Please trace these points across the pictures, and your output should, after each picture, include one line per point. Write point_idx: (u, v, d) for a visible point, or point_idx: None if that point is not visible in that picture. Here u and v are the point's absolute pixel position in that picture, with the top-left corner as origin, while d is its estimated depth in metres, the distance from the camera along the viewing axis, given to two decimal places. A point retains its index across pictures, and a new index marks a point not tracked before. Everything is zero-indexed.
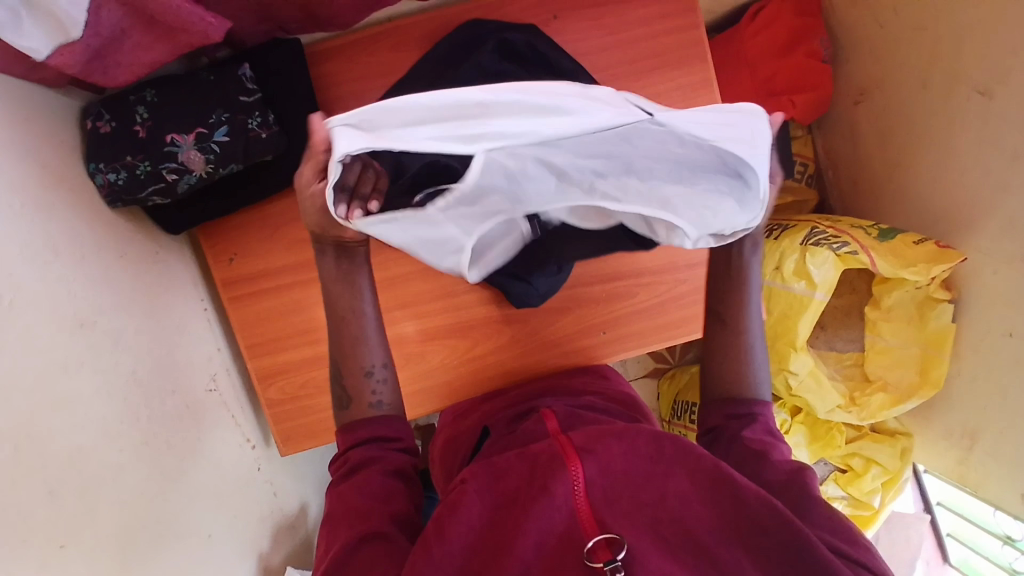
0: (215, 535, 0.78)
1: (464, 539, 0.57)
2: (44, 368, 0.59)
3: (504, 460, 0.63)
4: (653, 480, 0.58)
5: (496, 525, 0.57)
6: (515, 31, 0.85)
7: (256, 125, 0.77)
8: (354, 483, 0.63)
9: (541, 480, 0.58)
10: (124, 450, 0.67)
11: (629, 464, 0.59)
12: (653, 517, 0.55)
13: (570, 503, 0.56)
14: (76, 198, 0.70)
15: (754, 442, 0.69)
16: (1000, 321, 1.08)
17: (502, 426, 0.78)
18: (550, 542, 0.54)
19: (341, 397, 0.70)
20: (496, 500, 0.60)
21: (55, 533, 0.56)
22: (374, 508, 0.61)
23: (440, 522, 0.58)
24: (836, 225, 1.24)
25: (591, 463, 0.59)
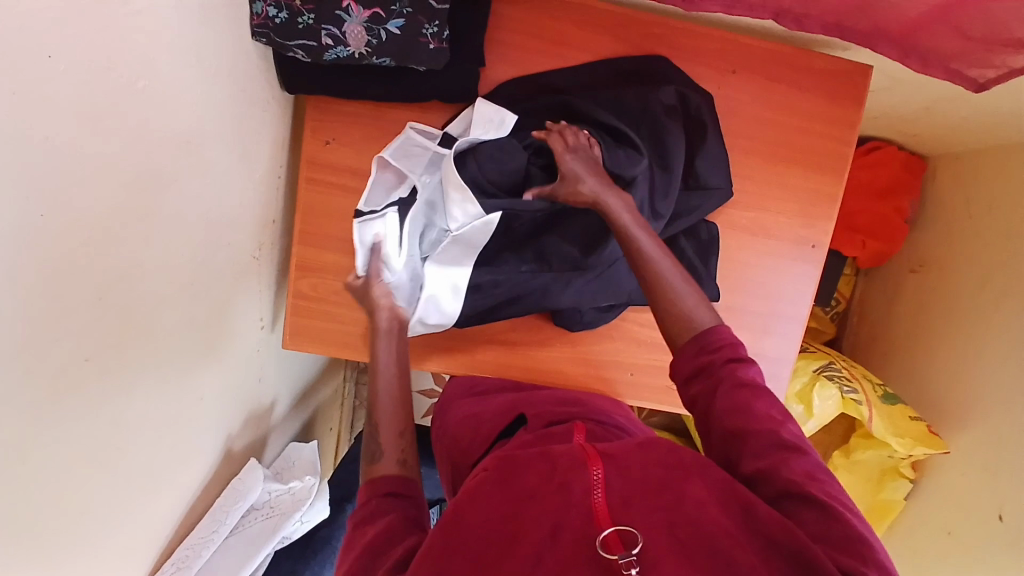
0: (203, 399, 0.74)
1: (478, 525, 0.56)
2: (142, 169, 0.55)
3: (525, 455, 0.63)
4: (670, 486, 0.56)
5: (514, 514, 0.56)
6: (693, 88, 0.86)
7: (429, 33, 0.73)
8: (371, 522, 0.61)
9: (559, 476, 0.58)
10: (170, 282, 0.63)
11: (648, 471, 0.58)
12: (666, 519, 0.53)
13: (588, 501, 0.55)
14: (234, 15, 0.66)
15: (726, 415, 0.62)
16: (943, 520, 1.18)
17: (537, 422, 0.76)
18: (564, 535, 0.53)
19: (371, 452, 0.68)
20: (513, 490, 0.58)
21: (84, 341, 0.52)
22: (386, 544, 0.58)
23: (456, 514, 0.58)
24: (850, 368, 1.29)
25: (612, 469, 0.58)
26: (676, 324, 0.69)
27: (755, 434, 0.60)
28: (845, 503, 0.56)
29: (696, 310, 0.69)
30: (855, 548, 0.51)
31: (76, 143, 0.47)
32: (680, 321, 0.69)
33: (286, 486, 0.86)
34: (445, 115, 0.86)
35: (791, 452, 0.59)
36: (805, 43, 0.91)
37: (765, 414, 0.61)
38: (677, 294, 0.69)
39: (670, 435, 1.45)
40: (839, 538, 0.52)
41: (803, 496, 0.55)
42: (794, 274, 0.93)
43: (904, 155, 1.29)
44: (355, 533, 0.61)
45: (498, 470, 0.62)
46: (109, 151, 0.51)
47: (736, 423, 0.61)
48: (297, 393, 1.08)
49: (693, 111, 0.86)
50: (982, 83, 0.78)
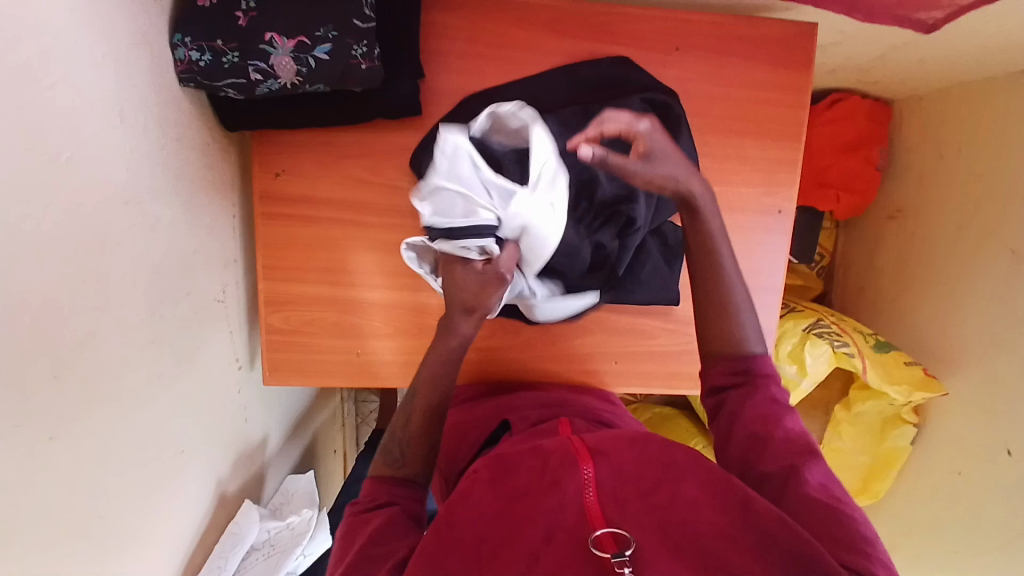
0: (186, 451, 0.74)
1: (472, 531, 0.56)
2: (82, 241, 0.55)
3: (516, 455, 0.63)
4: (664, 484, 0.56)
5: (507, 516, 0.56)
6: (661, 91, 0.84)
7: (360, 54, 0.71)
8: (372, 517, 0.63)
9: (551, 475, 0.58)
10: (132, 345, 0.63)
11: (641, 470, 0.58)
12: (660, 520, 0.53)
13: (581, 501, 0.55)
14: (156, 65, 0.65)
15: (753, 420, 0.64)
16: (950, 461, 1.18)
17: (524, 425, 0.76)
18: (558, 537, 0.52)
19: (393, 455, 0.72)
20: (506, 493, 0.59)
21: (49, 423, 0.52)
22: (385, 537, 0.60)
23: (452, 516, 0.59)
24: (840, 322, 1.29)
25: (603, 466, 0.58)
26: (721, 333, 0.69)
27: (777, 443, 0.61)
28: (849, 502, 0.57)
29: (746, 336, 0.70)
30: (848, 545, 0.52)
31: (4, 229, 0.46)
32: (731, 342, 0.69)
33: (284, 522, 0.86)
34: (392, 131, 0.85)
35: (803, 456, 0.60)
36: (748, 8, 0.89)
37: (794, 430, 0.63)
38: (740, 322, 0.69)
39: (670, 411, 1.46)
40: (832, 536, 0.53)
41: (810, 496, 0.56)
42: (765, 242, 0.92)
43: (869, 102, 1.28)
44: (354, 528, 0.63)
45: (491, 470, 0.63)
46: (40, 231, 0.50)
47: (764, 427, 0.63)
48: (290, 424, 1.09)
49: (668, 114, 0.83)
50: (932, 23, 0.75)
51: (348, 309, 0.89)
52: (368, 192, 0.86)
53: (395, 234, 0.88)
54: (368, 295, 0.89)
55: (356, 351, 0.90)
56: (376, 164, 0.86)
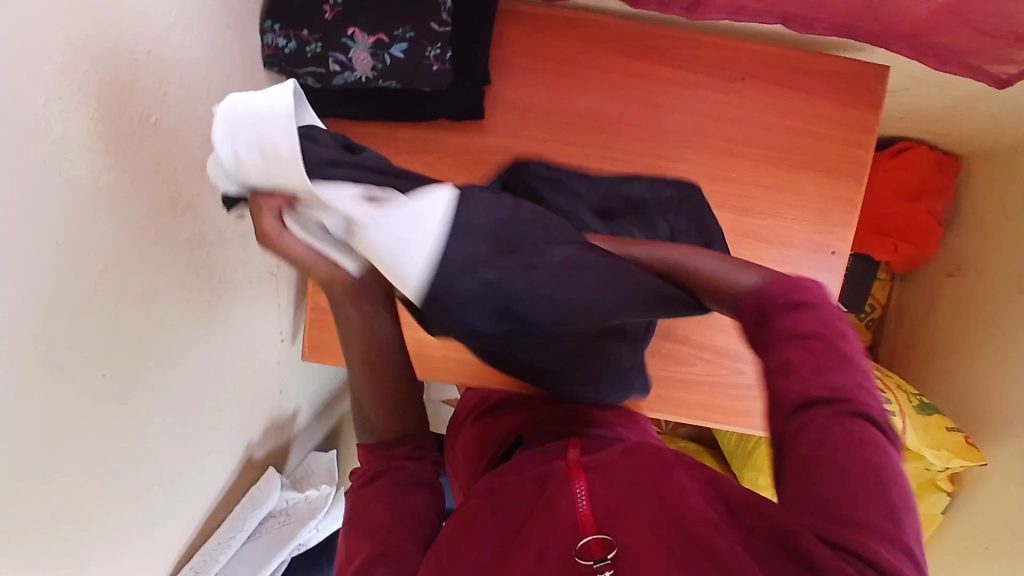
0: (223, 410, 0.78)
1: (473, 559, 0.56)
2: (157, 199, 0.59)
3: (516, 483, 0.62)
4: (654, 487, 0.54)
5: (506, 544, 0.56)
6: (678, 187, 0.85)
7: (432, 56, 0.74)
8: (379, 497, 0.62)
9: (546, 497, 0.58)
10: (187, 303, 0.67)
11: (634, 476, 0.57)
12: (651, 524, 0.51)
13: (574, 513, 0.54)
14: (244, 47, 0.70)
15: (771, 352, 0.45)
16: (981, 535, 1.12)
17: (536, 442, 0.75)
18: (551, 556, 0.52)
19: (366, 421, 0.66)
20: (505, 524, 0.58)
21: (101, 362, 0.56)
22: (395, 522, 0.61)
23: (455, 544, 0.58)
24: (884, 377, 1.24)
25: (596, 480, 0.57)
26: (714, 284, 0.52)
27: (803, 365, 0.44)
28: (880, 445, 0.42)
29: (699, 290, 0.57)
30: (849, 512, 0.40)
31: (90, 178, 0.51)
32: (721, 283, 0.51)
33: (302, 494, 0.91)
34: (454, 132, 0.88)
35: (832, 402, 0.43)
36: (820, 45, 0.89)
37: (826, 364, 0.43)
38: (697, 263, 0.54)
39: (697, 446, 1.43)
40: (834, 497, 0.41)
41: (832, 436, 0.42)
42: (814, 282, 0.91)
43: (935, 152, 1.25)
44: (364, 508, 0.62)
45: (492, 501, 0.62)
46: (120, 186, 0.54)
47: (773, 348, 0.45)
48: (321, 403, 1.12)
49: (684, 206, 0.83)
50: (1003, 78, 0.73)
51: None
52: None
53: None
54: None
55: None
56: (436, 162, 0.89)
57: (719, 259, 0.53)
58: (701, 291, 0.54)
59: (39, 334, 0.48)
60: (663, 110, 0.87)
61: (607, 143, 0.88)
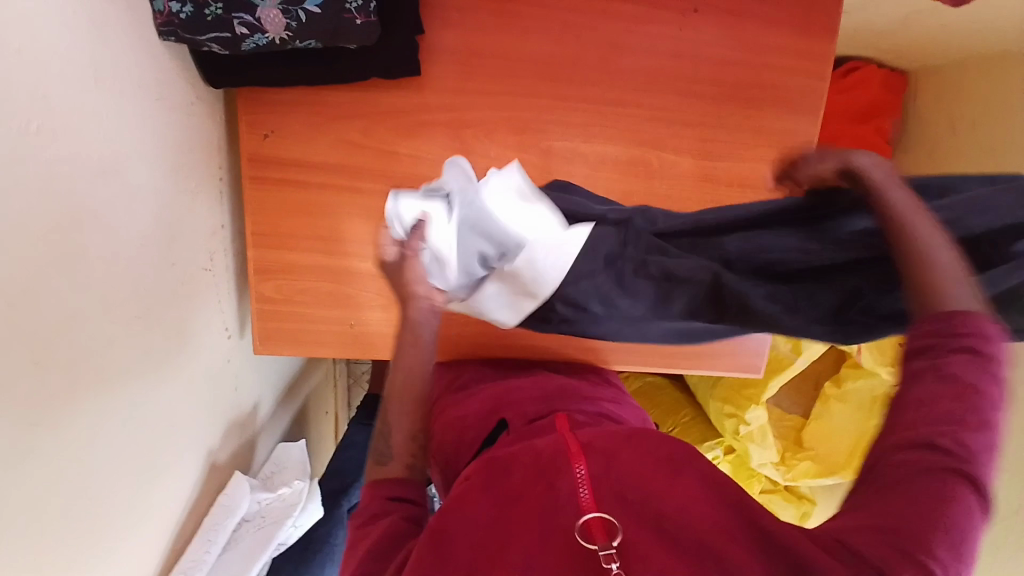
0: (177, 425, 0.73)
1: (466, 535, 0.52)
2: (57, 218, 0.51)
3: (505, 455, 0.60)
4: (659, 478, 0.51)
5: (499, 521, 0.52)
6: None
7: (353, 8, 0.65)
8: (372, 526, 0.57)
9: (546, 475, 0.54)
10: (115, 323, 0.60)
11: (638, 462, 0.53)
12: (653, 512, 0.49)
13: (573, 498, 0.51)
14: (132, 17, 0.59)
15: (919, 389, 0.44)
16: None
17: (520, 422, 0.72)
18: (551, 540, 0.48)
19: (380, 452, 0.64)
20: (496, 496, 0.55)
21: (29, 411, 0.50)
22: (389, 550, 0.54)
23: (443, 521, 0.54)
24: None
25: (598, 461, 0.54)
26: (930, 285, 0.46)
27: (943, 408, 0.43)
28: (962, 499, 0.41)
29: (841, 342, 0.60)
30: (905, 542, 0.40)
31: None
32: (932, 294, 0.46)
33: (275, 493, 0.88)
34: (388, 92, 0.80)
35: (926, 450, 0.42)
36: None
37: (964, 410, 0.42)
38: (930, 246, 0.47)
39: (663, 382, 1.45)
40: (895, 524, 0.41)
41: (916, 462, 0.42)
42: None
43: (884, 71, 1.23)
44: (356, 540, 0.57)
45: (482, 473, 0.59)
46: (10, 208, 0.46)
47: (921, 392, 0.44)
48: (282, 388, 1.07)
49: None
50: None
51: (341, 279, 0.86)
52: (363, 157, 0.82)
53: (392, 202, 0.84)
54: (363, 266, 0.86)
55: (351, 321, 0.88)
56: (372, 127, 0.81)
57: (954, 252, 0.46)
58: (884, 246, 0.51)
59: None
60: (614, 52, 0.81)
61: (557, 92, 0.82)
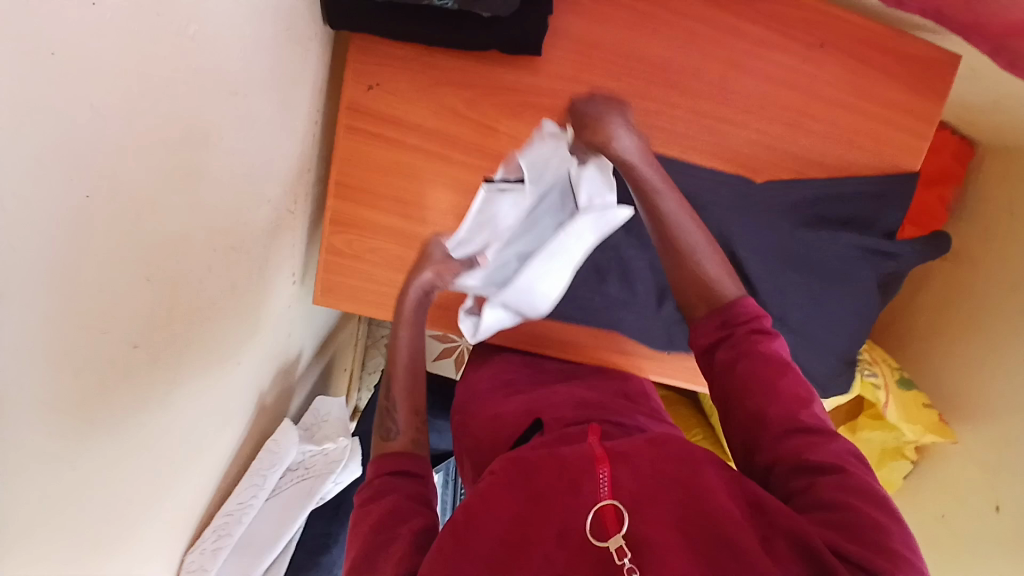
0: (241, 363, 0.72)
1: (493, 534, 0.48)
2: (190, 134, 0.49)
3: (534, 454, 0.54)
4: (679, 482, 0.48)
5: (526, 518, 0.48)
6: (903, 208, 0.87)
7: None
8: (376, 505, 0.59)
9: (571, 474, 0.50)
10: (218, 250, 0.59)
11: (659, 466, 0.49)
12: (673, 517, 0.45)
13: (596, 500, 0.47)
14: None
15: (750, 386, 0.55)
16: (938, 504, 1.23)
17: (555, 425, 0.65)
18: (572, 537, 0.45)
19: (387, 429, 0.72)
20: (525, 494, 0.50)
21: (134, 330, 0.48)
22: (392, 527, 0.55)
23: (473, 511, 0.50)
24: (873, 350, 1.28)
25: (623, 467, 0.50)
26: (694, 286, 0.65)
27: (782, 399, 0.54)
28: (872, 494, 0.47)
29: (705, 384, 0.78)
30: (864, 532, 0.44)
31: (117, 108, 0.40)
32: (706, 298, 0.64)
33: (319, 447, 0.85)
34: (502, 67, 0.79)
35: (816, 437, 0.51)
36: (898, 19, 0.83)
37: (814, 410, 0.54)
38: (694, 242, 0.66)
39: (681, 398, 1.46)
40: (836, 517, 0.45)
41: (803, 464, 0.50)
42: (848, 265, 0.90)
43: (955, 138, 1.24)
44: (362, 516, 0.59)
45: (508, 469, 0.53)
46: (155, 115, 0.44)
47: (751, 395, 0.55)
48: (319, 342, 1.05)
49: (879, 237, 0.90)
50: None
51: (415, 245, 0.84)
52: (463, 128, 0.80)
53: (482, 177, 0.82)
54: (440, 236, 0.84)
55: None
56: (477, 100, 0.80)
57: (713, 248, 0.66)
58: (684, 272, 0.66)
59: (64, 308, 0.40)
60: (732, 70, 0.80)
61: (667, 98, 0.81)
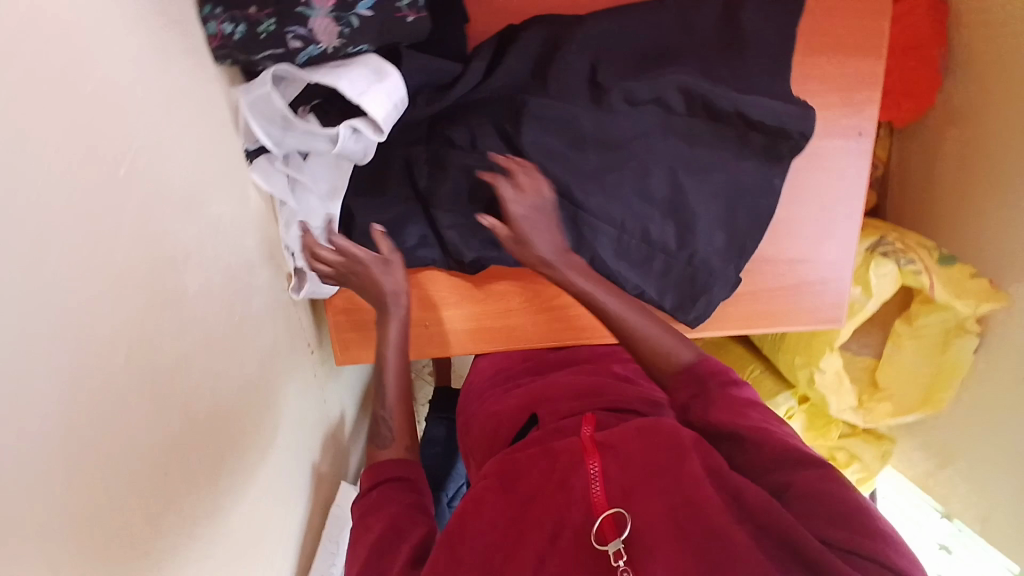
0: (284, 445, 0.75)
1: (487, 538, 0.61)
2: (156, 260, 0.51)
3: (528, 458, 0.68)
4: (668, 467, 0.58)
5: (521, 525, 0.61)
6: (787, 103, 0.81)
7: (404, 6, 0.65)
8: (377, 516, 0.68)
9: (561, 477, 0.62)
10: (219, 354, 0.61)
11: (647, 457, 0.60)
12: (662, 503, 0.55)
13: (587, 497, 0.59)
14: (186, 50, 0.58)
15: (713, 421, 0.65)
16: (1015, 369, 1.15)
17: (551, 419, 0.78)
18: (567, 536, 0.57)
19: (380, 436, 0.78)
20: (524, 500, 0.63)
21: (159, 454, 0.51)
22: (393, 540, 0.65)
23: (466, 524, 0.64)
24: (905, 236, 1.23)
25: (612, 463, 0.61)
26: (652, 350, 0.77)
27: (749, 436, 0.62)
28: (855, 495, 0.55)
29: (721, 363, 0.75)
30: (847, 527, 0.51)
31: (81, 259, 0.43)
32: (665, 359, 0.76)
33: None
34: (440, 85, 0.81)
35: (795, 460, 0.59)
36: None
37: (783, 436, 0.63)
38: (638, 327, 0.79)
39: (724, 338, 1.46)
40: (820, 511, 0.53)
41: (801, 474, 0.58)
42: (841, 166, 0.89)
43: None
44: (363, 529, 0.68)
45: (507, 480, 0.67)
46: (117, 255, 0.46)
47: (705, 423, 0.66)
48: (360, 395, 1.09)
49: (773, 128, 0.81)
50: None
51: (417, 278, 0.93)
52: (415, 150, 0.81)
53: None
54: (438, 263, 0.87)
55: (427, 321, 0.96)
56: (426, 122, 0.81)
57: (614, 298, 0.80)
58: (644, 349, 0.78)
59: (79, 461, 0.42)
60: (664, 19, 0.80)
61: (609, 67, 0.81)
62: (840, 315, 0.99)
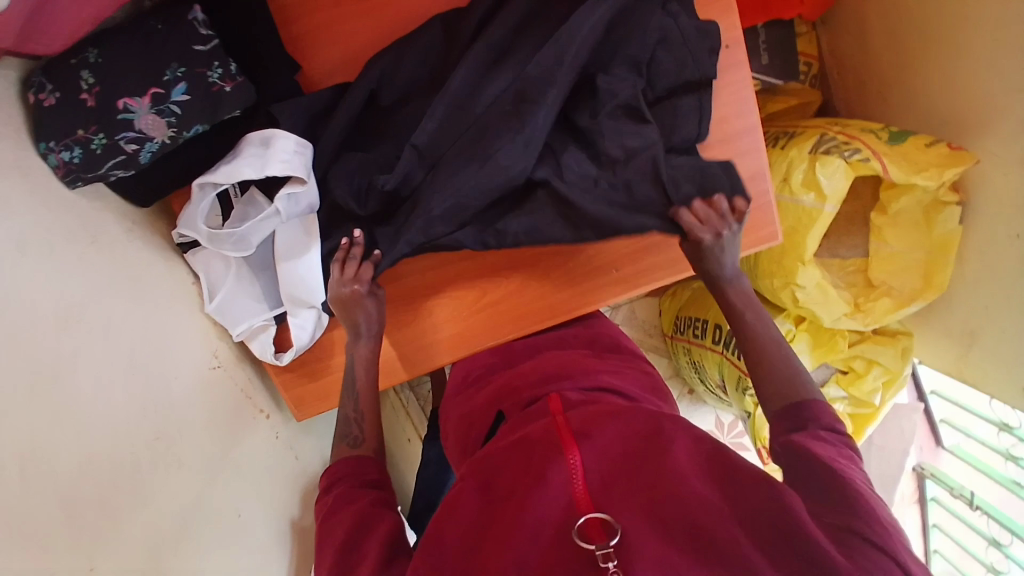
0: (244, 513, 0.79)
1: (461, 539, 0.56)
2: (37, 380, 0.55)
3: (500, 455, 0.62)
4: (649, 461, 0.55)
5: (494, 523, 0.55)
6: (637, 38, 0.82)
7: (217, 78, 0.71)
8: (343, 515, 0.64)
9: (538, 471, 0.56)
10: (138, 449, 0.64)
11: (626, 448, 0.57)
12: (646, 498, 0.51)
13: (569, 493, 0.53)
14: (33, 185, 0.62)
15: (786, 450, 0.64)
16: (1007, 225, 1.05)
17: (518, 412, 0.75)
18: (546, 533, 0.51)
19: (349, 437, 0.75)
20: (496, 498, 0.58)
21: (79, 553, 0.55)
22: (361, 533, 0.61)
23: (440, 525, 0.58)
24: (846, 130, 1.18)
25: (590, 451, 0.56)
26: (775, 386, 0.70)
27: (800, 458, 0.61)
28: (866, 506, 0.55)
29: (806, 387, 0.69)
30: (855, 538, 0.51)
31: None
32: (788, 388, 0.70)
33: None
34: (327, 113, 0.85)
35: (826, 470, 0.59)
36: None
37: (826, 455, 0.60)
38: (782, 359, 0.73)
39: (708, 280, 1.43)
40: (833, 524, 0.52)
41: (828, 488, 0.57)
42: (728, 86, 0.87)
43: None
44: (325, 534, 0.63)
45: (478, 478, 0.62)
46: None
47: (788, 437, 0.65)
48: None
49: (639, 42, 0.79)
50: None
51: None
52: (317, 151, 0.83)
53: None
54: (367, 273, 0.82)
55: None
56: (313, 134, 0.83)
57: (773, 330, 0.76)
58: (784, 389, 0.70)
59: None
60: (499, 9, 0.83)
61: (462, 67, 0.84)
62: (776, 233, 0.92)
